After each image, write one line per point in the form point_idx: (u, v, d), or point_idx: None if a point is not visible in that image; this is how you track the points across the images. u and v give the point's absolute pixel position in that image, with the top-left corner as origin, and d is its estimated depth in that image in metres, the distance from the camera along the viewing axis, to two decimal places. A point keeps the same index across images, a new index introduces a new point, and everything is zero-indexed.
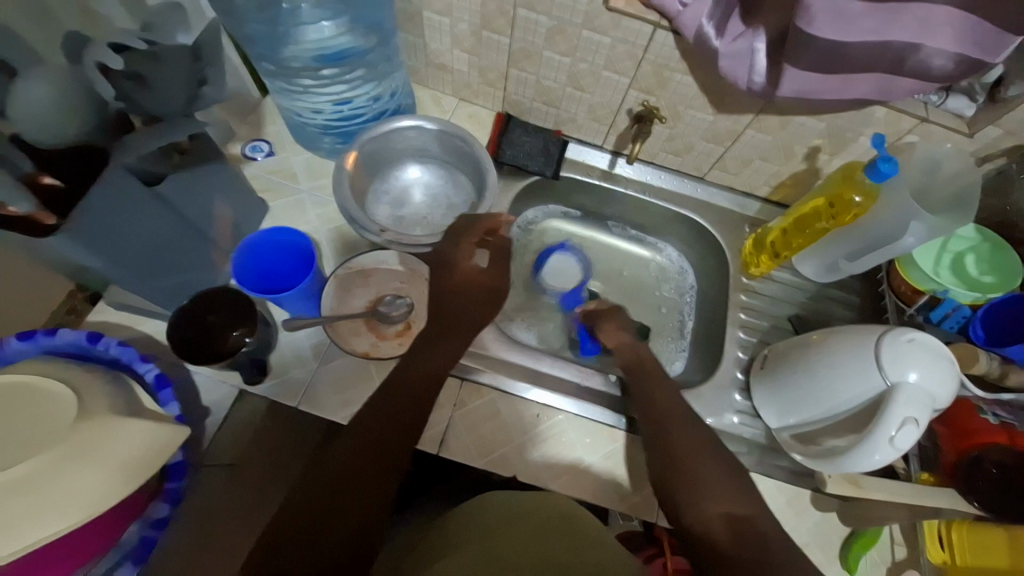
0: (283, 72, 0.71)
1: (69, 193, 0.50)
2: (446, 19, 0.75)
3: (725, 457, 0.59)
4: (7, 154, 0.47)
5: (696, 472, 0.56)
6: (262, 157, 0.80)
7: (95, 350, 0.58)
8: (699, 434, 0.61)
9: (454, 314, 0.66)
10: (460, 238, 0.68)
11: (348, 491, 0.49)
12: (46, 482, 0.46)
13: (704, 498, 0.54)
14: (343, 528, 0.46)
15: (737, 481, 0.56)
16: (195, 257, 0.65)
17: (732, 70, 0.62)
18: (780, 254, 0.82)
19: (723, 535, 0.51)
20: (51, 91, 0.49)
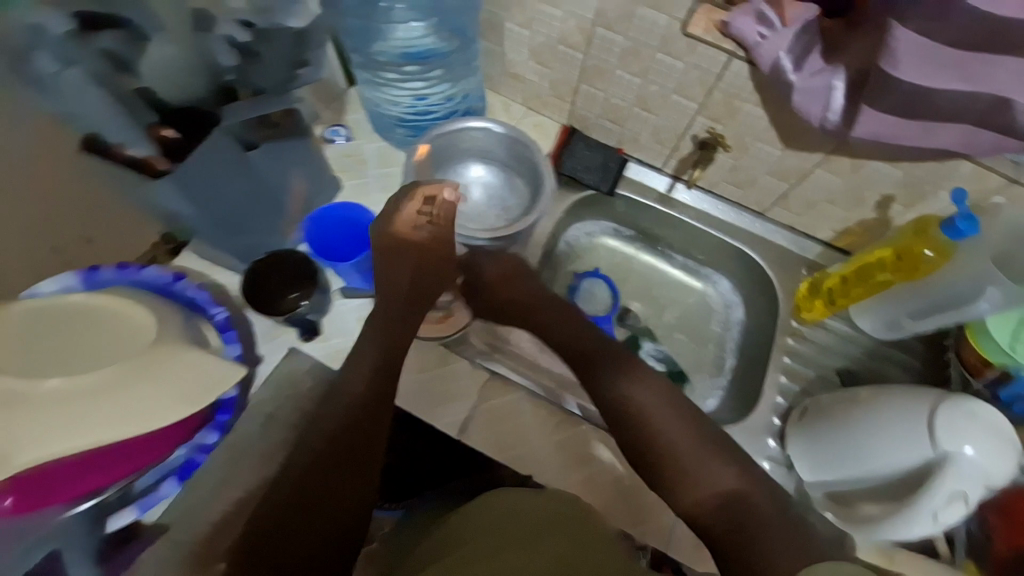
0: (370, 65, 0.78)
1: (184, 145, 0.56)
2: (526, 31, 0.78)
3: (713, 439, 0.69)
4: (135, 106, 0.54)
5: (694, 463, 0.67)
6: (340, 141, 0.85)
7: (175, 289, 0.66)
8: (674, 403, 0.72)
9: (403, 281, 0.74)
10: (399, 214, 0.73)
11: (331, 495, 0.61)
12: (117, 391, 0.51)
13: (701, 480, 0.66)
14: (337, 512, 0.60)
15: (721, 451, 0.68)
16: (268, 219, 0.72)
17: (805, 106, 0.61)
18: (835, 302, 0.79)
19: (712, 509, 0.64)
20: (177, 54, 0.55)
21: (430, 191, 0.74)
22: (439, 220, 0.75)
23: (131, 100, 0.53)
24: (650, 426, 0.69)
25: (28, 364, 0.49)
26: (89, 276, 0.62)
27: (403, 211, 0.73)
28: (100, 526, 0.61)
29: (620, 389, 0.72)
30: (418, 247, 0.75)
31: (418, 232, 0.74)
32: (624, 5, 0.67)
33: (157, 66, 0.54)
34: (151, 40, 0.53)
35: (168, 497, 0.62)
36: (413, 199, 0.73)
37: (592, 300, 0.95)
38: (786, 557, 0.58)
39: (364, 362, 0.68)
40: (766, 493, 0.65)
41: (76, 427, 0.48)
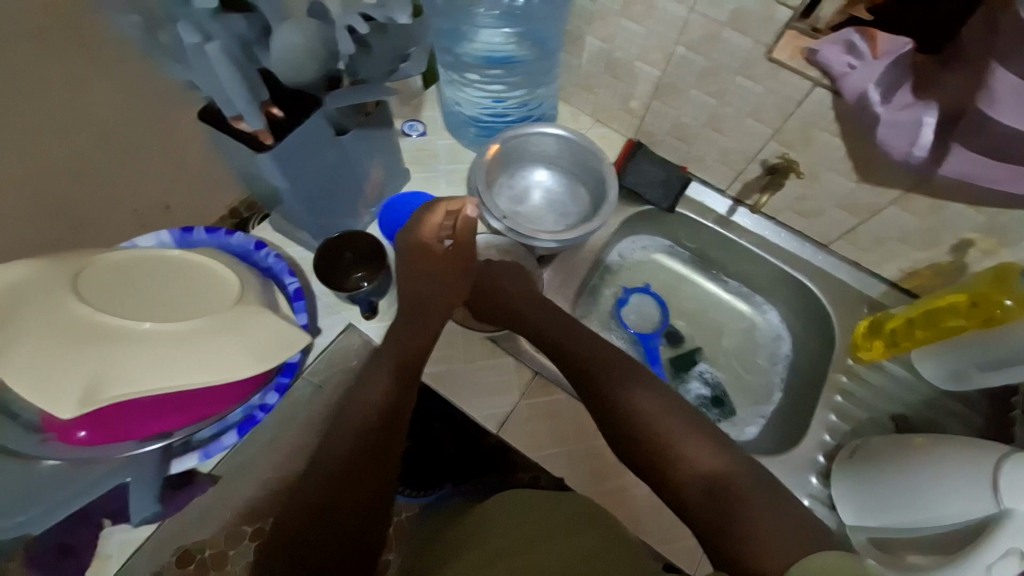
0: (457, 66, 0.82)
1: (287, 123, 0.61)
2: (606, 45, 0.81)
3: (689, 414, 0.58)
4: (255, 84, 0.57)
5: (671, 441, 0.55)
6: (415, 136, 0.89)
7: (256, 255, 0.71)
8: (642, 378, 0.62)
9: (421, 290, 0.74)
10: (424, 226, 0.75)
11: (347, 489, 0.54)
12: (204, 338, 0.55)
13: (681, 457, 0.54)
14: (354, 508, 0.54)
15: (703, 429, 0.56)
16: (348, 200, 0.76)
17: (888, 140, 0.60)
18: (898, 344, 0.77)
19: (693, 488, 0.52)
20: (299, 39, 0.57)
21: (453, 206, 0.75)
22: (459, 234, 0.75)
23: (253, 80, 0.57)
24: (615, 410, 0.60)
25: (129, 309, 0.54)
26: (183, 235, 0.69)
27: (426, 221, 0.75)
28: (165, 467, 0.64)
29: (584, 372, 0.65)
30: (436, 259, 0.75)
31: (440, 244, 0.75)
32: (710, 26, 0.68)
33: (280, 53, 0.57)
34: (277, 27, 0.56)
35: (228, 447, 0.64)
36: (437, 212, 0.75)
37: (640, 315, 0.97)
38: (783, 545, 0.46)
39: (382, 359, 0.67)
40: (766, 486, 0.51)
41: (169, 369, 0.53)
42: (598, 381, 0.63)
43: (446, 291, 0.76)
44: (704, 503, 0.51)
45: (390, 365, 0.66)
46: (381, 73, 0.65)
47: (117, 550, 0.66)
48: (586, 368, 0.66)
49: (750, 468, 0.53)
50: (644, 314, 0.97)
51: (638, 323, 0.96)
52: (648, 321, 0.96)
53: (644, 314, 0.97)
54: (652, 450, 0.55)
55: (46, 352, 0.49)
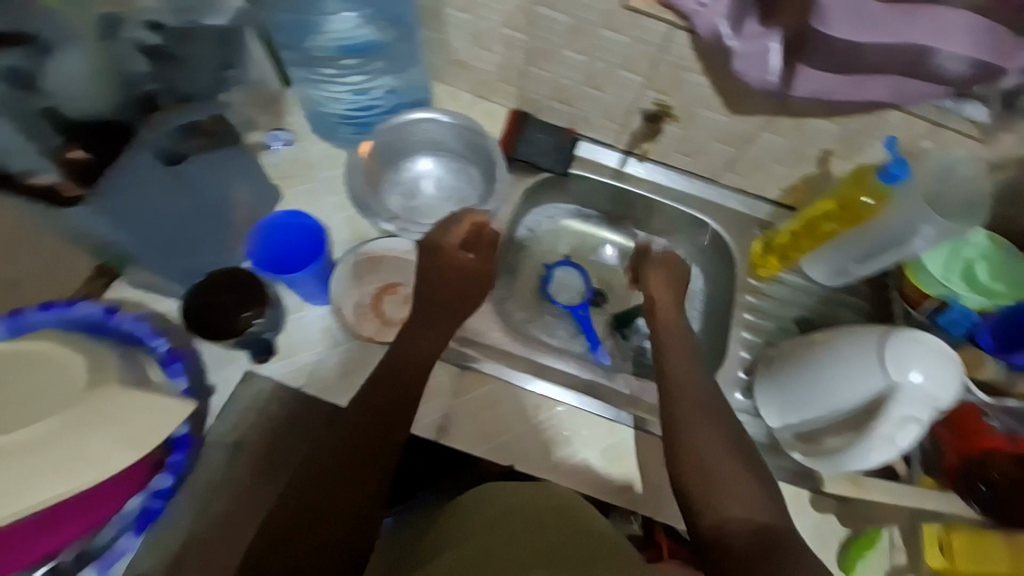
0: (306, 61, 0.74)
1: (93, 163, 0.62)
2: (468, 16, 0.75)
3: (761, 470, 0.64)
4: (35, 123, 0.59)
5: (726, 491, 0.61)
6: (281, 146, 0.78)
7: (109, 324, 0.63)
8: (730, 432, 0.66)
9: (435, 297, 0.69)
10: (448, 236, 0.70)
11: (318, 519, 0.56)
12: (61, 440, 0.50)
13: (731, 504, 0.61)
14: (327, 532, 0.55)
15: (765, 486, 0.62)
16: (213, 237, 0.71)
17: (746, 71, 0.62)
18: (789, 256, 0.85)
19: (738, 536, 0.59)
20: (86, 67, 0.59)
21: (480, 219, 0.70)
22: (483, 249, 0.71)
23: (36, 121, 0.58)
24: (686, 440, 0.66)
25: None
26: (13, 322, 0.59)
27: (451, 230, 0.70)
28: None
29: (671, 400, 0.69)
30: (456, 268, 0.70)
31: (461, 255, 0.70)
32: None
33: (63, 84, 0.58)
34: (54, 54, 0.57)
35: (129, 550, 0.59)
36: (462, 224, 0.70)
37: (566, 287, 0.96)
38: None
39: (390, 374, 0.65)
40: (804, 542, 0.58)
41: (8, 493, 0.47)
42: (681, 430, 0.67)
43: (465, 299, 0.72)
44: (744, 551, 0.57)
45: (382, 394, 0.63)
46: (207, 83, 0.70)
47: None
48: (667, 380, 0.71)
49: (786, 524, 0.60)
50: (570, 285, 0.96)
51: (568, 296, 0.96)
52: (576, 291, 0.96)
53: (570, 285, 0.96)
54: (715, 493, 0.61)
55: None
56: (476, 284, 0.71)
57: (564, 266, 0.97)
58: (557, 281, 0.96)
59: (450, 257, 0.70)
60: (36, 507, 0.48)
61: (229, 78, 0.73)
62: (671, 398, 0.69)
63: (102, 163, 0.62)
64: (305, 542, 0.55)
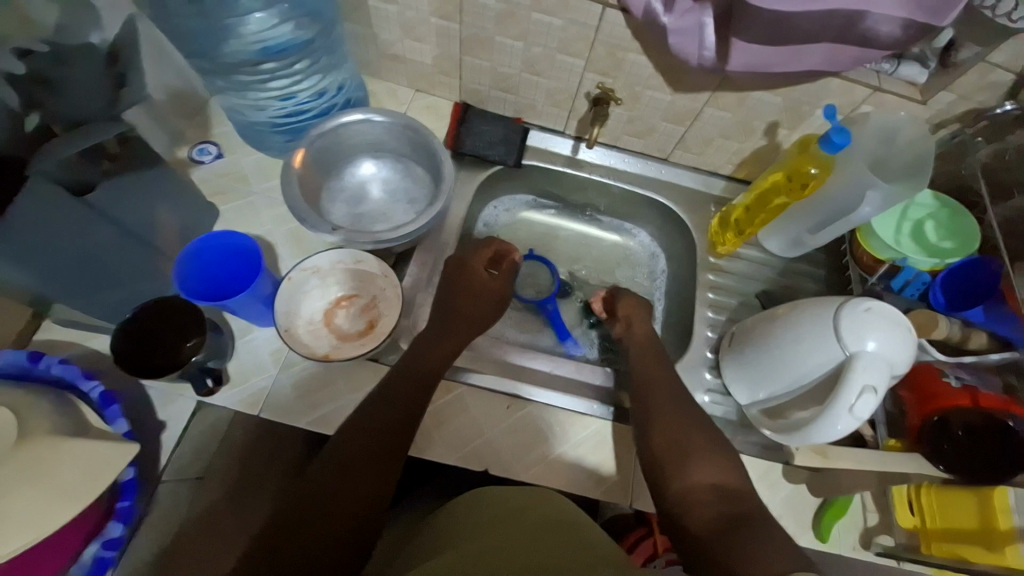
0: (221, 69, 0.69)
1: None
2: (393, 7, 0.72)
3: (721, 442, 0.68)
4: None
5: (693, 463, 0.65)
6: (210, 160, 0.76)
7: (37, 370, 0.57)
8: (693, 415, 0.70)
9: (459, 305, 0.77)
10: (476, 255, 0.81)
11: (341, 513, 0.56)
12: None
13: (697, 474, 0.64)
14: (329, 529, 0.54)
15: (726, 456, 0.66)
16: (137, 267, 0.66)
17: (681, 47, 0.61)
18: (744, 232, 0.82)
19: (707, 504, 0.61)
20: None
21: (504, 249, 0.84)
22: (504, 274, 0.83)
23: None
24: (651, 418, 0.70)
25: None
26: None
27: (482, 251, 0.82)
28: None
29: (645, 383, 0.74)
30: (481, 282, 0.79)
31: (482, 273, 0.80)
32: None
33: None
34: None
35: None
36: (491, 248, 0.83)
37: (532, 281, 0.94)
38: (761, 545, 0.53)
39: (418, 372, 0.69)
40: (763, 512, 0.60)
41: None
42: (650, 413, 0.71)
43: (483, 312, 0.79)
44: (714, 516, 0.59)
45: (398, 409, 0.65)
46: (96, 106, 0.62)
47: None
48: (644, 363, 0.76)
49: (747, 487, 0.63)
50: (539, 279, 0.94)
51: (534, 290, 0.93)
52: (545, 285, 0.94)
53: (538, 278, 0.94)
54: (686, 465, 0.65)
55: None
56: (496, 303, 0.81)
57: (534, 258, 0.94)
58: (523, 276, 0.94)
59: (478, 273, 0.80)
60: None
61: (122, 97, 0.65)
62: (642, 376, 0.75)
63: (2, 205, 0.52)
64: (305, 532, 0.53)
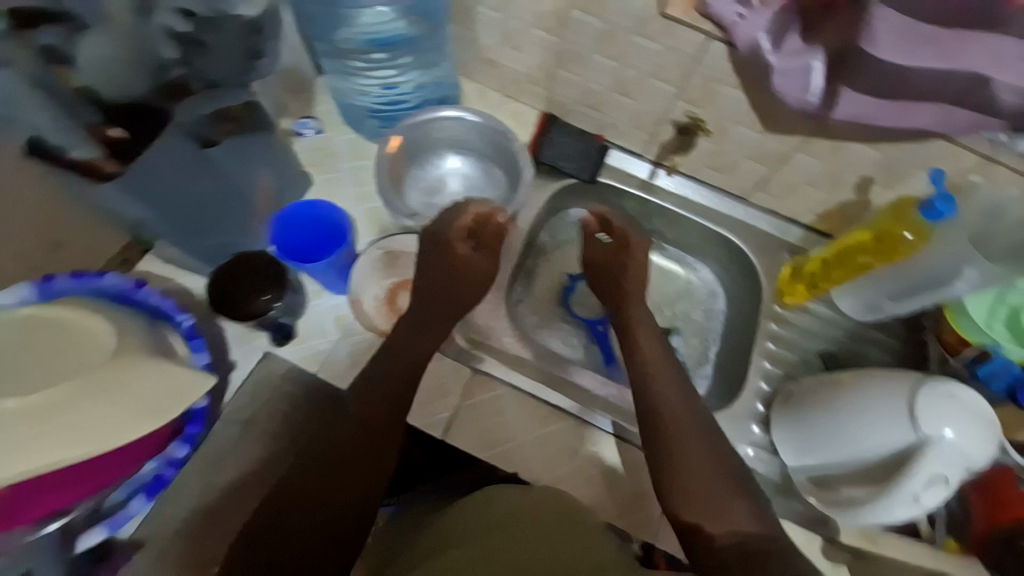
0: (336, 53, 0.76)
1: (135, 144, 0.57)
2: (499, 15, 0.74)
3: (736, 476, 0.62)
4: (73, 105, 0.52)
5: (707, 501, 0.60)
6: (310, 134, 0.81)
7: (137, 296, 0.62)
8: (708, 444, 0.64)
9: (440, 286, 0.71)
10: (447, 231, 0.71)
11: (326, 505, 0.58)
12: (78, 404, 0.47)
13: (716, 517, 0.60)
14: (332, 509, 0.58)
15: (744, 494, 0.61)
16: (231, 219, 0.73)
17: (784, 87, 0.59)
18: (818, 286, 0.80)
19: (726, 546, 0.58)
20: (112, 46, 0.54)
21: (484, 209, 0.72)
22: (486, 239, 0.72)
23: (71, 101, 0.52)
24: (657, 445, 0.65)
25: None
26: (43, 287, 0.58)
27: (454, 220, 0.71)
28: (70, 546, 0.58)
29: (647, 405, 0.68)
30: (459, 258, 0.71)
31: (462, 248, 0.71)
32: None
33: (93, 64, 0.52)
34: (86, 31, 0.51)
35: (138, 514, 0.58)
36: (465, 214, 0.71)
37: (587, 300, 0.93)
38: None
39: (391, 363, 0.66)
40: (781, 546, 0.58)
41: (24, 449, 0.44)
42: (660, 441, 0.65)
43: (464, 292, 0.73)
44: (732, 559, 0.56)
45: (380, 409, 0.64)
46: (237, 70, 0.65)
47: None
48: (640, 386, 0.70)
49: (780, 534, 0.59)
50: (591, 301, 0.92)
51: (586, 310, 0.92)
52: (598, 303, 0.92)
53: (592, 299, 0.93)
54: (689, 499, 0.61)
55: None
56: (477, 279, 0.73)
57: None
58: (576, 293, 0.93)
59: (450, 249, 0.71)
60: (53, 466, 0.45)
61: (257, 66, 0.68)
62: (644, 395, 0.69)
63: (144, 143, 0.57)
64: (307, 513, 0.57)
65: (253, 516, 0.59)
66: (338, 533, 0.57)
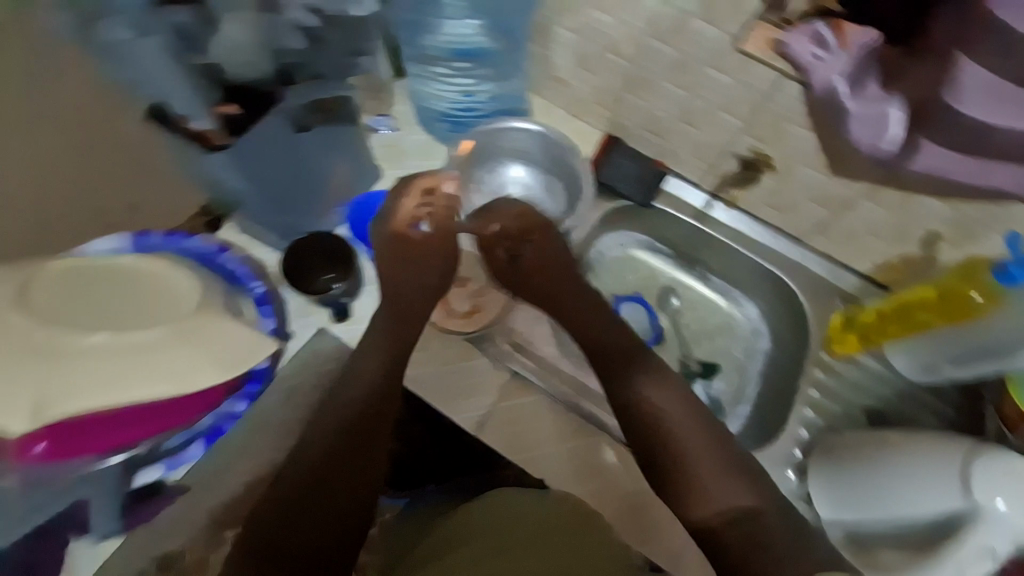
0: (421, 58, 0.80)
1: (243, 119, 0.66)
2: (576, 36, 0.78)
3: (735, 458, 0.68)
4: (204, 87, 0.62)
5: (708, 488, 0.66)
6: (384, 131, 0.86)
7: (218, 260, 0.68)
8: (705, 434, 0.70)
9: (401, 274, 0.75)
10: (396, 218, 0.76)
11: (326, 502, 0.63)
12: (167, 349, 0.50)
13: (717, 499, 0.65)
14: (336, 500, 0.63)
15: (743, 472, 0.67)
16: (307, 202, 0.78)
17: (857, 133, 0.58)
18: (871, 339, 0.77)
19: (730, 525, 0.64)
20: (242, 34, 0.61)
21: (426, 186, 0.77)
22: (437, 213, 0.77)
23: (200, 76, 0.62)
24: (648, 448, 0.69)
25: (76, 320, 0.49)
26: (138, 240, 0.64)
27: (401, 206, 0.76)
28: (127, 479, 0.61)
29: (625, 418, 0.72)
30: (416, 243, 0.75)
31: (416, 231, 0.75)
32: (680, 18, 0.67)
33: (226, 47, 0.61)
34: (223, 20, 0.60)
35: (197, 457, 0.63)
36: (410, 195, 0.76)
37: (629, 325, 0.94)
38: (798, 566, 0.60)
39: (378, 348, 0.71)
40: (785, 519, 0.65)
41: (117, 383, 0.47)
42: (652, 443, 0.69)
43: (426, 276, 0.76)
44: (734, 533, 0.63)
45: (365, 401, 0.69)
46: (335, 67, 0.71)
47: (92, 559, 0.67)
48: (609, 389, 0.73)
49: (776, 503, 0.66)
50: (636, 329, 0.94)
51: None
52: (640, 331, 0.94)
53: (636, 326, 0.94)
54: (692, 495, 0.66)
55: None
56: (440, 255, 0.77)
57: (638, 302, 0.95)
58: None
59: (406, 237, 0.75)
60: (137, 401, 0.48)
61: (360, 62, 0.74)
62: (616, 401, 0.73)
63: (250, 120, 0.66)
64: (314, 505, 0.62)
65: (260, 509, 0.63)
66: (345, 523, 0.63)
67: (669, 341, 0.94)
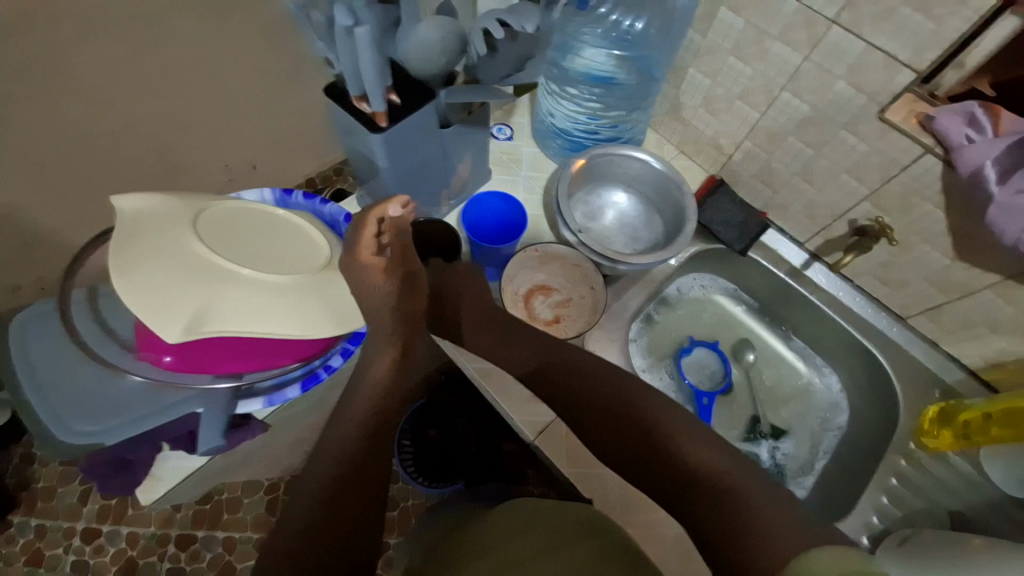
0: (560, 77, 0.84)
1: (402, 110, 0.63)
2: (709, 80, 0.81)
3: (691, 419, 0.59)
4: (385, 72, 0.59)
5: (679, 456, 0.55)
6: (502, 139, 0.92)
7: (343, 227, 0.72)
8: (668, 404, 0.61)
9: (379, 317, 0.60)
10: (353, 254, 0.57)
11: (354, 482, 0.54)
12: (296, 296, 0.57)
13: (694, 461, 0.54)
14: (364, 481, 0.55)
15: (702, 432, 0.57)
16: (429, 194, 0.81)
17: (1000, 221, 0.58)
18: (969, 437, 0.73)
19: (711, 506, 0.51)
20: (436, 33, 0.60)
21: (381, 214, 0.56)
22: (400, 244, 0.58)
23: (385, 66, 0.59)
24: (612, 438, 0.61)
25: (229, 253, 0.55)
26: (284, 196, 0.72)
27: (357, 240, 0.57)
28: (233, 404, 0.65)
29: (581, 406, 0.64)
30: (376, 283, 0.58)
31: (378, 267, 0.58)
32: (823, 76, 0.68)
33: (421, 49, 0.60)
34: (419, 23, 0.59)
35: (290, 400, 0.66)
36: (364, 226, 0.56)
37: (696, 366, 0.92)
38: (783, 531, 0.46)
39: (386, 342, 0.61)
40: (763, 483, 0.52)
41: (254, 315, 0.54)
42: (616, 427, 0.61)
43: (407, 322, 0.62)
44: (712, 512, 0.51)
45: (372, 404, 0.59)
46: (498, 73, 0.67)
47: (169, 474, 0.71)
48: (550, 371, 0.67)
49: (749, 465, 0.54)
50: (708, 373, 0.92)
51: (698, 378, 0.91)
52: (709, 376, 0.92)
53: (708, 370, 0.93)
54: (660, 471, 0.56)
55: (158, 279, 0.52)
56: (416, 296, 0.63)
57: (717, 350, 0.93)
58: (691, 357, 0.92)
59: (367, 280, 0.57)
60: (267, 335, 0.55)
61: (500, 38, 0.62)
62: (571, 385, 0.65)
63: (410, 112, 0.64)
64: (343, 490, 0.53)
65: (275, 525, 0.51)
66: (370, 503, 0.54)
67: (738, 391, 0.93)
